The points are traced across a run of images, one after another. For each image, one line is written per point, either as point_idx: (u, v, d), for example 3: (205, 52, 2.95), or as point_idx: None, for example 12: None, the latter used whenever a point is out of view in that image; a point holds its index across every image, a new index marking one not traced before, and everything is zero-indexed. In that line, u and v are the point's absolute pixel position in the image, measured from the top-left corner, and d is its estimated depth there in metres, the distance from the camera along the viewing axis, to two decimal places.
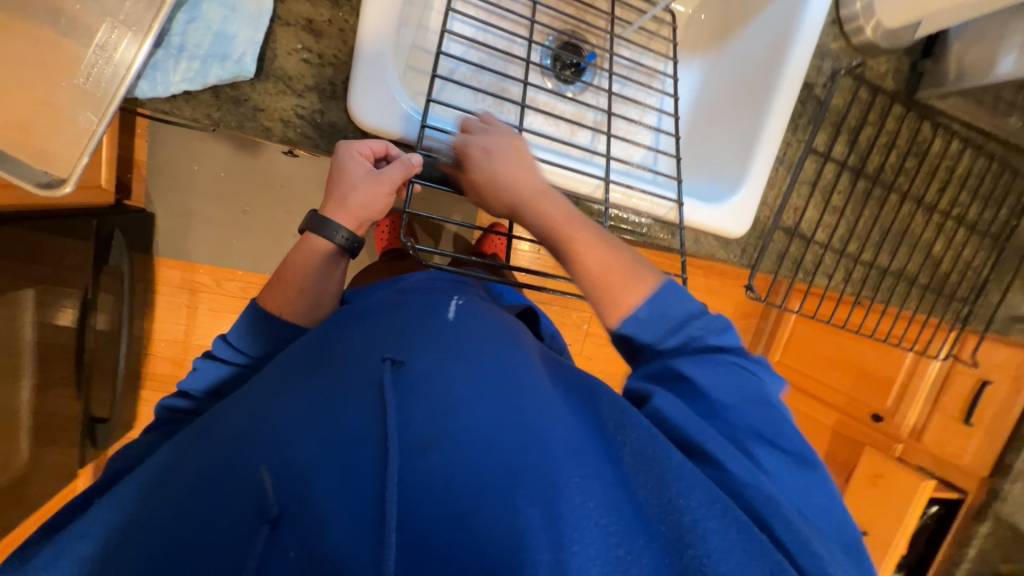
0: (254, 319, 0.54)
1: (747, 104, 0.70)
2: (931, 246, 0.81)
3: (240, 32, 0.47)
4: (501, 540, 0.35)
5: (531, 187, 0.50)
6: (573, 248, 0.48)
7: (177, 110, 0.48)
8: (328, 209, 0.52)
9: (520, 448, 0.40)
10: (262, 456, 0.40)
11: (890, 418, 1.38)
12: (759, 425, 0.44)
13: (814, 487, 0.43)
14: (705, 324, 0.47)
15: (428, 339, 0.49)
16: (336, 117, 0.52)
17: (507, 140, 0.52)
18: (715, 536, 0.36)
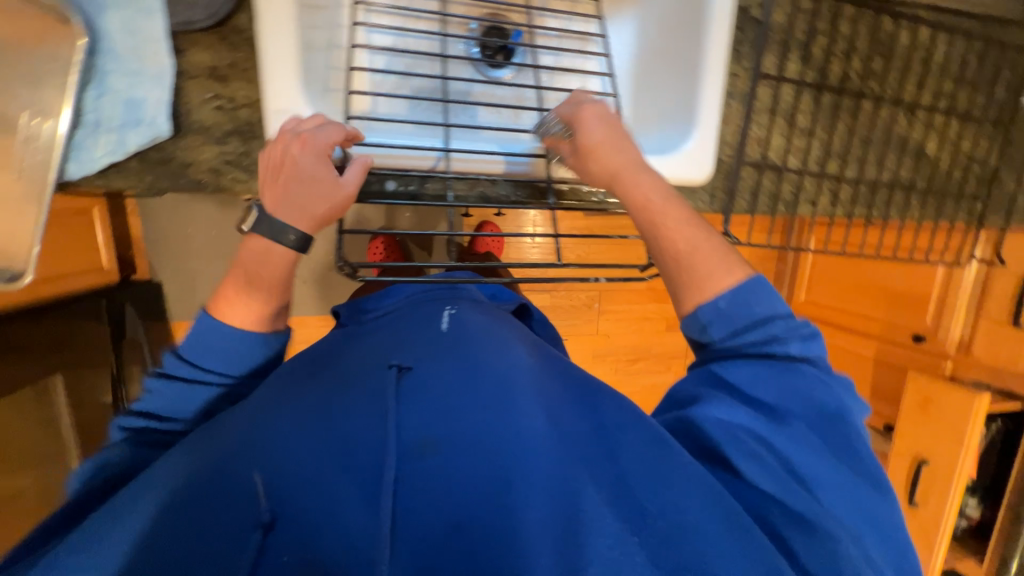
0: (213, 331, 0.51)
1: (682, 45, 0.66)
2: (922, 147, 0.75)
3: (148, 94, 0.48)
4: (499, 534, 0.40)
5: (628, 165, 0.50)
6: (664, 231, 0.48)
7: (112, 183, 0.50)
8: (275, 208, 0.48)
9: (510, 448, 0.45)
10: (257, 464, 0.43)
11: (933, 335, 1.27)
12: (803, 427, 0.45)
13: (851, 484, 0.44)
14: (791, 327, 0.46)
15: (432, 353, 0.54)
16: (263, 155, 0.53)
17: (606, 117, 0.51)
18: (717, 540, 0.41)
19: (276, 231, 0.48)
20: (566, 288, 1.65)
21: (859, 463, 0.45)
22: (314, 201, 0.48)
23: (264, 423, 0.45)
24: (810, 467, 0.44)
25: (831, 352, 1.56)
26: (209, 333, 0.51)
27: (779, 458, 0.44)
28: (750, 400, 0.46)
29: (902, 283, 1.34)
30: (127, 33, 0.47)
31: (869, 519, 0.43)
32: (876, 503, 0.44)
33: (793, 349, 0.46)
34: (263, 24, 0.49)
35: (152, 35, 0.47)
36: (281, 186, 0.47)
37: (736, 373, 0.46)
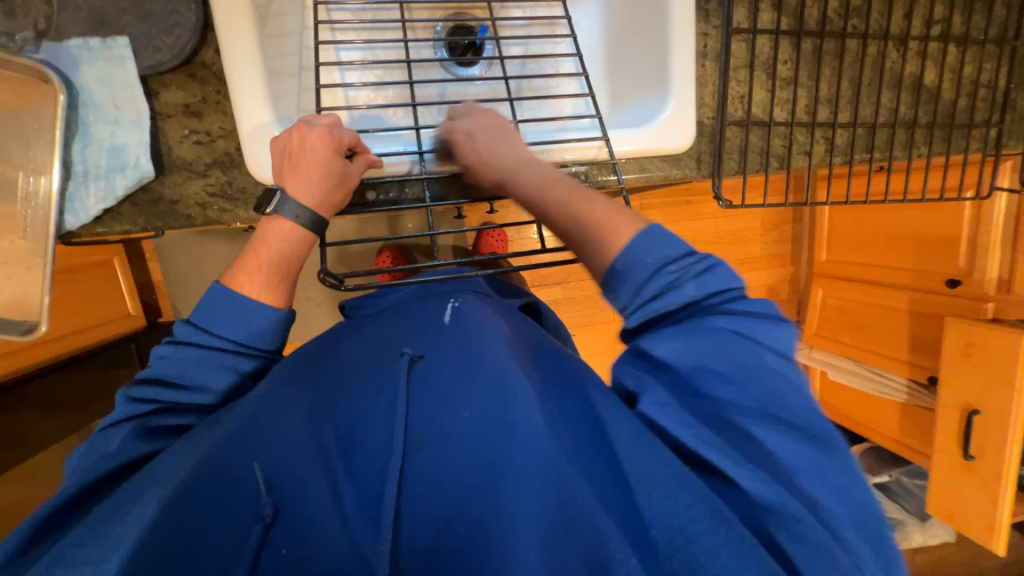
0: (224, 304, 0.48)
1: (648, 13, 0.64)
2: (921, 78, 0.71)
3: (130, 139, 0.50)
4: (488, 530, 0.42)
5: (514, 159, 0.54)
6: (552, 207, 0.50)
7: (107, 229, 0.52)
8: (290, 188, 0.47)
9: (501, 442, 0.46)
10: (257, 455, 0.45)
11: (969, 278, 1.19)
12: (734, 393, 0.41)
13: (804, 447, 0.40)
14: (683, 266, 0.44)
15: (433, 347, 0.56)
16: (245, 182, 0.55)
17: (483, 118, 0.57)
18: (721, 543, 0.36)
19: (284, 213, 0.47)
20: (577, 278, 1.63)
21: (804, 419, 0.41)
22: (323, 191, 0.48)
23: (263, 417, 0.48)
24: (764, 439, 0.40)
25: (862, 310, 1.49)
26: (219, 306, 0.48)
27: (747, 434, 0.41)
28: (665, 369, 0.43)
29: (927, 227, 1.27)
30: (102, 84, 0.49)
31: (829, 482, 0.39)
32: (833, 466, 0.40)
33: (691, 292, 0.43)
34: (226, 54, 0.51)
35: (125, 82, 0.49)
36: (289, 175, 0.47)
37: (658, 349, 0.43)
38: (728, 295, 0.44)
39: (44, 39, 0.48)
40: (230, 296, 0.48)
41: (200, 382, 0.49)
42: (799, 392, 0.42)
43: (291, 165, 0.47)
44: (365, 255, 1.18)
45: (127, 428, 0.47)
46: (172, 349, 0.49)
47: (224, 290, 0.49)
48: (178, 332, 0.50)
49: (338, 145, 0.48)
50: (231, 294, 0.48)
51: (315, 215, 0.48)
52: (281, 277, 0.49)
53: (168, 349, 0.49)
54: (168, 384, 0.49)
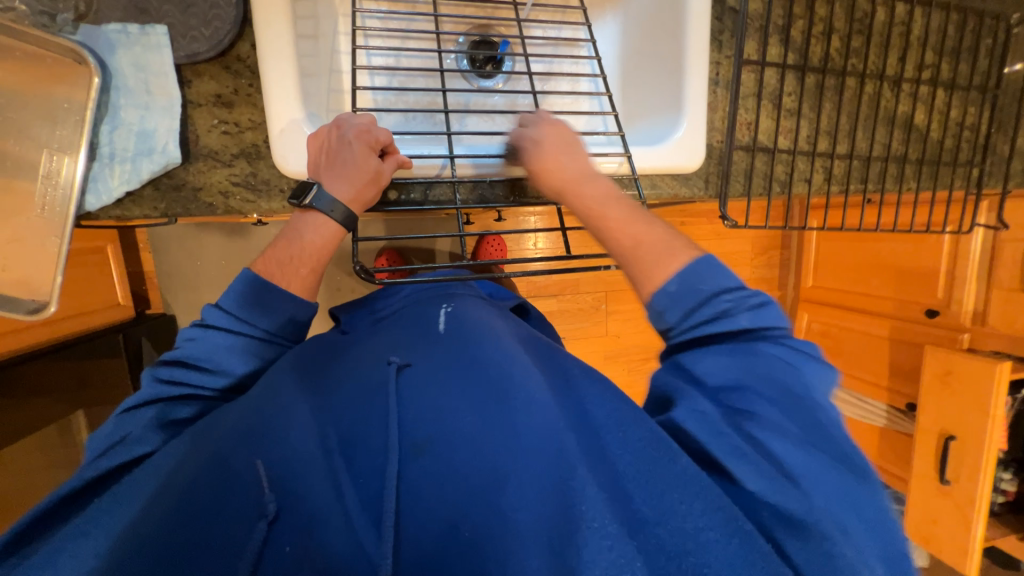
0: (256, 290, 0.49)
1: (664, 41, 0.68)
2: (911, 118, 0.76)
3: (160, 125, 0.51)
4: (489, 531, 0.43)
5: (576, 175, 0.52)
6: (607, 225, 0.50)
7: (128, 212, 0.52)
8: (326, 182, 0.48)
9: (500, 445, 0.47)
10: (260, 450, 0.45)
11: (947, 309, 1.26)
12: (771, 413, 0.43)
13: (832, 472, 0.41)
14: (738, 298, 0.46)
15: (431, 352, 0.58)
16: (269, 174, 0.55)
17: (554, 129, 0.55)
18: (717, 547, 0.38)
19: (319, 205, 0.47)
20: (572, 291, 1.66)
21: (838, 447, 0.42)
22: (360, 187, 0.48)
23: (268, 410, 0.48)
24: (768, 454, 0.42)
25: (844, 335, 1.54)
26: (250, 293, 0.49)
27: (764, 452, 0.42)
28: (703, 384, 0.46)
29: (908, 258, 1.34)
30: (135, 69, 0.50)
31: (860, 512, 0.40)
32: (844, 485, 0.41)
33: (745, 321, 0.46)
34: (263, 48, 0.52)
35: (160, 69, 0.50)
36: (330, 170, 0.48)
37: (699, 365, 0.46)
38: (782, 331, 0.46)
39: (83, 22, 0.48)
40: (263, 283, 0.49)
41: (223, 368, 0.49)
42: (832, 420, 0.43)
43: (330, 160, 0.48)
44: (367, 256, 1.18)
45: (147, 415, 0.48)
46: (200, 332, 0.49)
47: (259, 279, 0.49)
48: (207, 316, 0.50)
49: (381, 143, 0.49)
50: (262, 282, 0.49)
51: (349, 211, 0.48)
52: (314, 269, 0.50)
53: (196, 333, 0.49)
54: (193, 368, 0.49)
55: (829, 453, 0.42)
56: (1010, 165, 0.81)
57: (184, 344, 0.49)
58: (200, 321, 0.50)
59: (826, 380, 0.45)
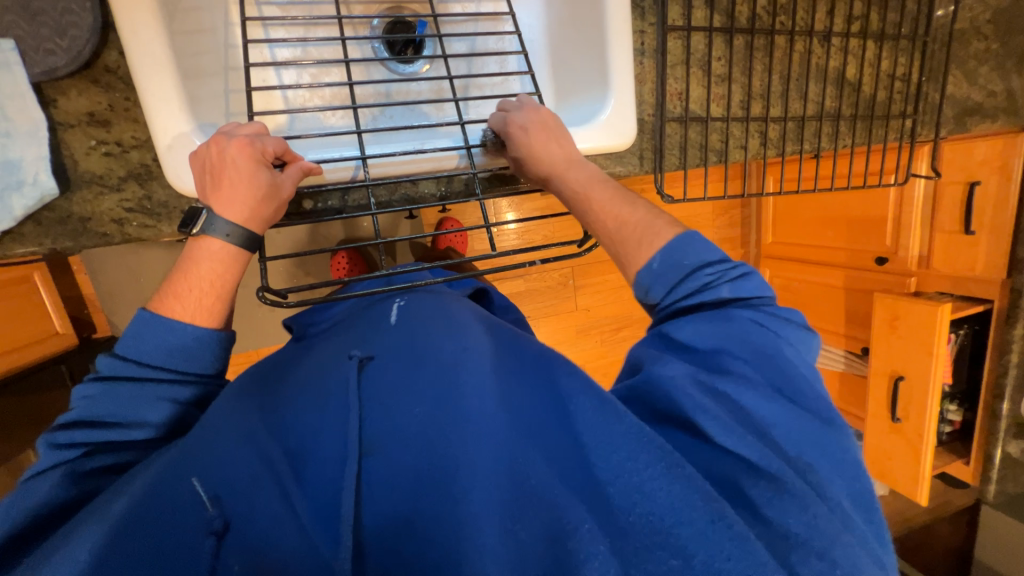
0: (156, 329, 0.46)
1: (586, 9, 0.64)
2: (843, 72, 0.75)
3: (25, 153, 0.45)
4: (443, 523, 0.44)
5: (564, 156, 0.55)
6: (592, 210, 0.53)
7: (9, 252, 0.48)
8: (216, 204, 0.45)
9: (451, 435, 0.48)
10: (195, 470, 0.44)
11: (895, 255, 1.30)
12: (745, 370, 0.46)
13: (795, 419, 0.44)
14: (720, 270, 0.49)
15: (384, 344, 0.58)
16: (166, 196, 0.51)
17: (539, 112, 0.55)
18: (659, 493, 0.41)
19: (218, 232, 0.45)
20: (538, 270, 1.65)
21: (806, 395, 0.45)
22: (253, 204, 0.45)
23: (205, 431, 0.45)
24: (722, 406, 0.45)
25: (804, 287, 1.59)
26: (149, 333, 0.46)
27: (732, 405, 0.45)
28: (688, 349, 0.48)
29: (858, 208, 1.36)
30: None
31: (824, 452, 0.44)
32: (805, 422, 0.45)
33: (725, 292, 0.49)
34: (134, 57, 0.47)
35: (15, 91, 0.44)
36: (217, 194, 0.45)
37: (681, 332, 0.48)
38: (759, 302, 0.50)
39: None
40: (164, 320, 0.46)
41: (137, 418, 0.46)
42: (805, 369, 0.47)
43: (217, 179, 0.45)
44: (317, 258, 1.14)
45: (55, 477, 0.43)
46: (100, 386, 0.46)
47: (157, 317, 0.46)
48: (103, 365, 0.46)
49: (258, 155, 0.45)
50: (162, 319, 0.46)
51: (251, 233, 0.46)
52: (217, 295, 0.47)
53: (101, 385, 0.46)
54: (101, 424, 0.45)
55: (791, 397, 0.45)
56: (941, 112, 0.82)
57: (81, 400, 0.45)
58: (101, 374, 0.46)
59: (806, 345, 0.49)
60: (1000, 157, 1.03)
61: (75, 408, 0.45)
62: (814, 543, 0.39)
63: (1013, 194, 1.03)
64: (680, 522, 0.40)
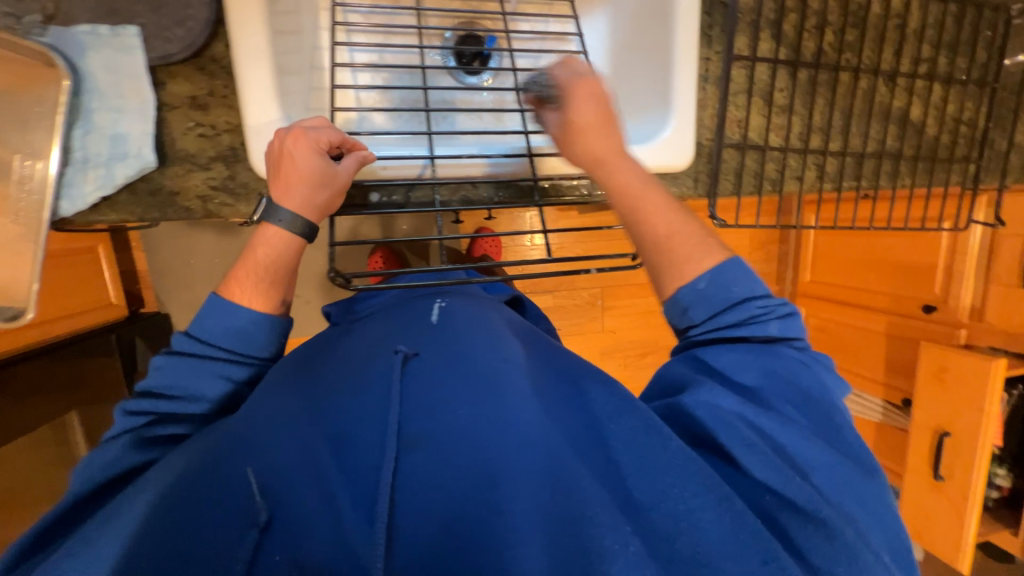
0: (224, 309, 0.49)
1: (654, 33, 0.66)
2: (906, 113, 0.74)
3: (133, 128, 0.49)
4: (483, 529, 0.43)
5: (611, 148, 0.52)
6: (639, 217, 0.50)
7: (103, 217, 0.51)
8: (276, 195, 0.48)
9: (495, 442, 0.47)
10: (251, 460, 0.45)
11: (944, 304, 1.25)
12: (788, 410, 0.48)
13: (836, 462, 0.46)
14: (769, 305, 0.50)
15: (428, 341, 0.57)
16: (247, 177, 0.55)
17: (599, 86, 0.52)
18: (710, 525, 0.42)
19: (280, 220, 0.48)
20: (567, 287, 1.65)
21: (841, 440, 0.47)
22: (308, 192, 0.48)
23: (257, 425, 0.47)
24: (771, 429, 0.46)
25: (842, 329, 1.53)
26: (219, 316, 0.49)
27: (770, 441, 0.46)
28: (728, 379, 0.49)
29: (905, 253, 1.33)
30: (108, 72, 0.48)
31: (859, 498, 0.45)
32: (841, 465, 0.46)
33: (773, 328, 0.50)
34: (237, 49, 0.51)
35: (133, 72, 0.49)
36: (279, 187, 0.48)
37: (721, 360, 0.49)
38: (805, 342, 0.51)
39: (51, 23, 0.47)
40: (229, 304, 0.49)
41: (198, 393, 0.49)
42: (843, 415, 0.48)
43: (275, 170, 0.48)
44: (359, 254, 1.18)
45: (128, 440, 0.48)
46: (169, 359, 0.49)
47: (223, 299, 0.50)
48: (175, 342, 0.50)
49: (315, 142, 0.47)
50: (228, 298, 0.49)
51: (306, 220, 0.49)
52: (277, 284, 0.50)
53: (169, 359, 0.49)
54: (165, 396, 0.49)
55: (833, 440, 0.47)
56: (1007, 160, 0.80)
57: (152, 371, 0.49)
58: (169, 348, 0.49)
59: (842, 390, 0.52)
60: None
61: (146, 378, 0.49)
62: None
63: None
64: (726, 556, 0.40)
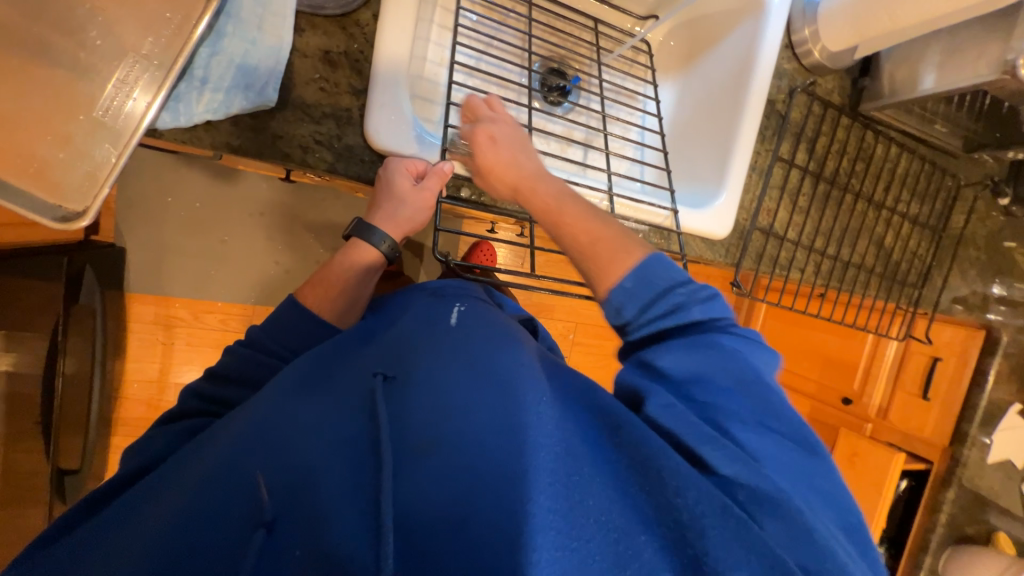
0: (292, 314, 0.57)
1: (718, 118, 0.77)
2: (883, 239, 0.92)
3: (261, 63, 0.48)
4: (492, 537, 0.37)
5: (530, 171, 0.55)
6: (563, 224, 0.52)
7: (197, 140, 0.49)
8: (372, 217, 0.57)
9: (503, 445, 0.41)
10: (260, 465, 0.43)
11: (858, 400, 1.51)
12: (731, 404, 0.44)
13: (802, 460, 0.43)
14: (690, 291, 0.48)
15: (434, 342, 0.52)
16: (353, 142, 0.55)
17: (511, 128, 0.56)
18: (722, 547, 0.36)
19: (368, 236, 0.58)
20: (545, 315, 1.71)
21: (789, 424, 0.44)
22: (394, 219, 0.56)
23: (265, 423, 0.46)
24: (754, 446, 0.43)
25: None
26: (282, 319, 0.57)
27: (740, 446, 0.43)
28: (667, 379, 0.46)
29: (835, 350, 1.55)
30: (258, 5, 0.48)
31: (816, 487, 0.42)
32: (819, 473, 0.43)
33: (696, 314, 0.47)
34: (386, 23, 0.52)
35: (281, 12, 0.49)
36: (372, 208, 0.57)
37: (661, 359, 0.46)
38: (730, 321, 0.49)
39: None
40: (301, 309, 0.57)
41: (238, 384, 0.56)
42: (783, 397, 0.45)
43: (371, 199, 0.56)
44: None
45: (183, 423, 0.55)
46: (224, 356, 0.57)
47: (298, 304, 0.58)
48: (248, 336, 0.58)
49: (402, 168, 0.54)
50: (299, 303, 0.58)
51: (390, 237, 0.58)
52: (352, 300, 0.60)
53: (234, 350, 0.57)
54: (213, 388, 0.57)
55: (799, 443, 0.44)
56: (940, 294, 0.99)
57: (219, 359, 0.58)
58: (237, 342, 0.58)
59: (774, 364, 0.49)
60: (960, 344, 1.25)
61: (213, 366, 0.58)
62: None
63: (966, 376, 1.24)
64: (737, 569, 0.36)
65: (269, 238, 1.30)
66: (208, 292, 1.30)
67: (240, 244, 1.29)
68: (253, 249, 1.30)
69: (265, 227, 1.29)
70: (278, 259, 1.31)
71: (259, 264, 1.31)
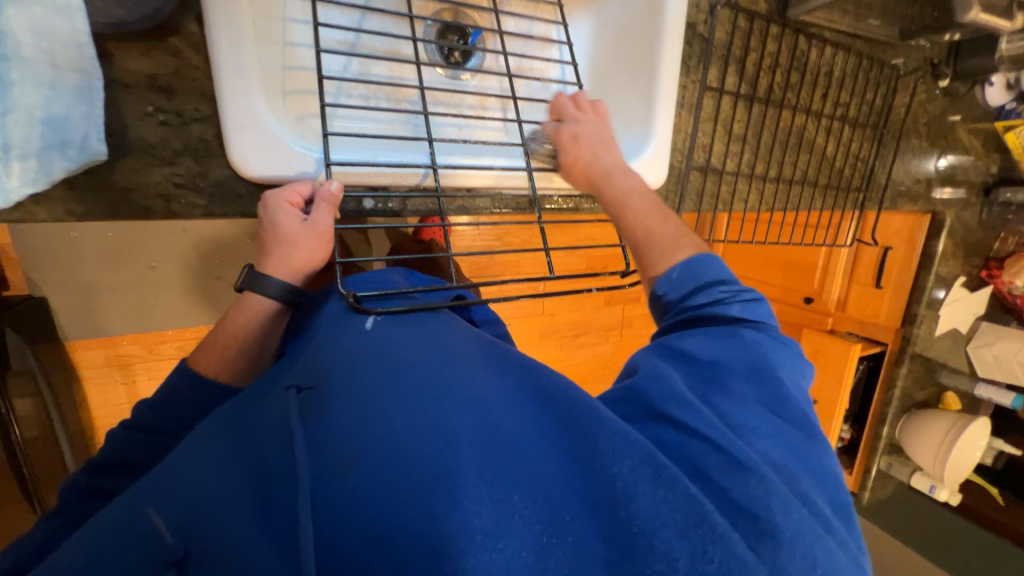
0: (180, 372, 0.53)
1: (637, 52, 0.70)
2: (825, 148, 0.89)
3: (72, 110, 0.40)
4: (417, 543, 0.33)
5: (610, 164, 0.57)
6: (623, 212, 0.55)
7: (30, 214, 0.43)
8: (261, 263, 0.51)
9: (427, 446, 0.38)
10: (154, 498, 0.38)
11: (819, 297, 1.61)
12: (739, 384, 0.44)
13: (786, 434, 0.43)
14: (731, 290, 0.50)
15: (337, 354, 0.47)
16: (222, 175, 0.49)
17: (597, 125, 0.59)
18: (644, 498, 0.37)
19: (262, 286, 0.50)
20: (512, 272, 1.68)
21: (787, 407, 0.44)
22: (287, 264, 0.50)
23: (171, 467, 0.41)
24: (733, 413, 0.43)
25: None
26: (174, 375, 0.53)
27: (719, 413, 0.43)
28: (691, 360, 0.46)
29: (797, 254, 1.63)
30: (39, 38, 0.36)
31: (804, 463, 0.42)
32: (808, 448, 0.43)
33: (733, 309, 0.49)
34: (215, 27, 0.44)
35: (71, 40, 0.38)
36: (263, 254, 0.50)
37: (685, 341, 0.47)
38: (768, 325, 0.50)
39: None
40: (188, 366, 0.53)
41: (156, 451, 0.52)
42: (795, 392, 0.45)
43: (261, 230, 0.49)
44: None
45: (61, 503, 0.48)
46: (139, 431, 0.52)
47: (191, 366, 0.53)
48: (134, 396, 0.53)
49: (283, 203, 0.47)
50: (192, 366, 0.53)
51: (288, 283, 0.51)
52: (252, 354, 0.54)
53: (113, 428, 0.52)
54: (132, 460, 0.52)
55: (801, 428, 0.44)
56: (885, 191, 0.98)
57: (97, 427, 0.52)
58: None
59: (799, 370, 0.48)
60: (908, 229, 1.29)
61: None
62: (799, 545, 0.36)
63: (913, 260, 1.30)
64: (664, 525, 0.36)
65: (201, 254, 1.19)
66: (154, 323, 1.21)
67: (172, 267, 1.18)
68: (187, 270, 1.20)
69: (194, 244, 1.18)
70: (219, 274, 1.22)
71: (197, 284, 1.21)
